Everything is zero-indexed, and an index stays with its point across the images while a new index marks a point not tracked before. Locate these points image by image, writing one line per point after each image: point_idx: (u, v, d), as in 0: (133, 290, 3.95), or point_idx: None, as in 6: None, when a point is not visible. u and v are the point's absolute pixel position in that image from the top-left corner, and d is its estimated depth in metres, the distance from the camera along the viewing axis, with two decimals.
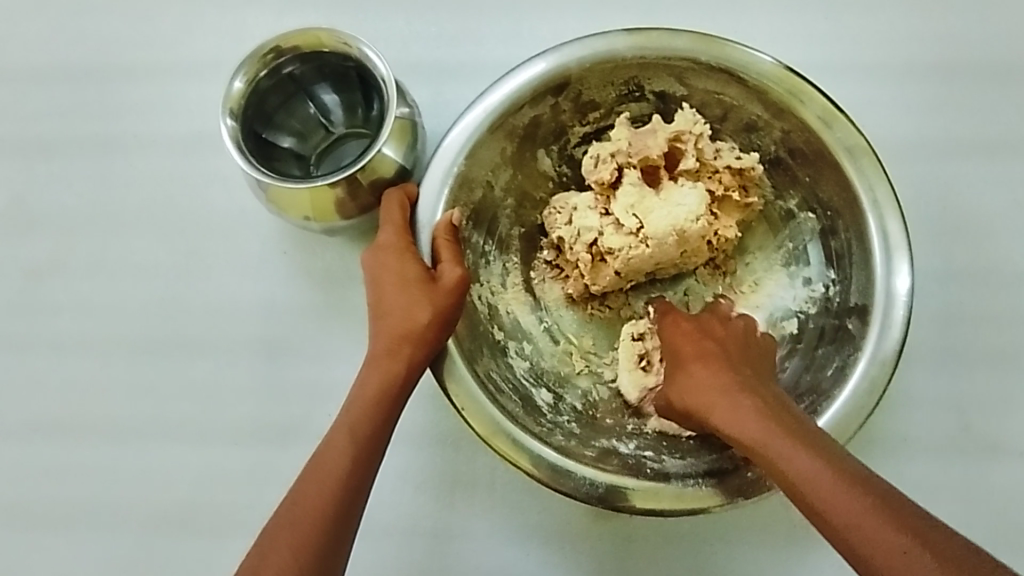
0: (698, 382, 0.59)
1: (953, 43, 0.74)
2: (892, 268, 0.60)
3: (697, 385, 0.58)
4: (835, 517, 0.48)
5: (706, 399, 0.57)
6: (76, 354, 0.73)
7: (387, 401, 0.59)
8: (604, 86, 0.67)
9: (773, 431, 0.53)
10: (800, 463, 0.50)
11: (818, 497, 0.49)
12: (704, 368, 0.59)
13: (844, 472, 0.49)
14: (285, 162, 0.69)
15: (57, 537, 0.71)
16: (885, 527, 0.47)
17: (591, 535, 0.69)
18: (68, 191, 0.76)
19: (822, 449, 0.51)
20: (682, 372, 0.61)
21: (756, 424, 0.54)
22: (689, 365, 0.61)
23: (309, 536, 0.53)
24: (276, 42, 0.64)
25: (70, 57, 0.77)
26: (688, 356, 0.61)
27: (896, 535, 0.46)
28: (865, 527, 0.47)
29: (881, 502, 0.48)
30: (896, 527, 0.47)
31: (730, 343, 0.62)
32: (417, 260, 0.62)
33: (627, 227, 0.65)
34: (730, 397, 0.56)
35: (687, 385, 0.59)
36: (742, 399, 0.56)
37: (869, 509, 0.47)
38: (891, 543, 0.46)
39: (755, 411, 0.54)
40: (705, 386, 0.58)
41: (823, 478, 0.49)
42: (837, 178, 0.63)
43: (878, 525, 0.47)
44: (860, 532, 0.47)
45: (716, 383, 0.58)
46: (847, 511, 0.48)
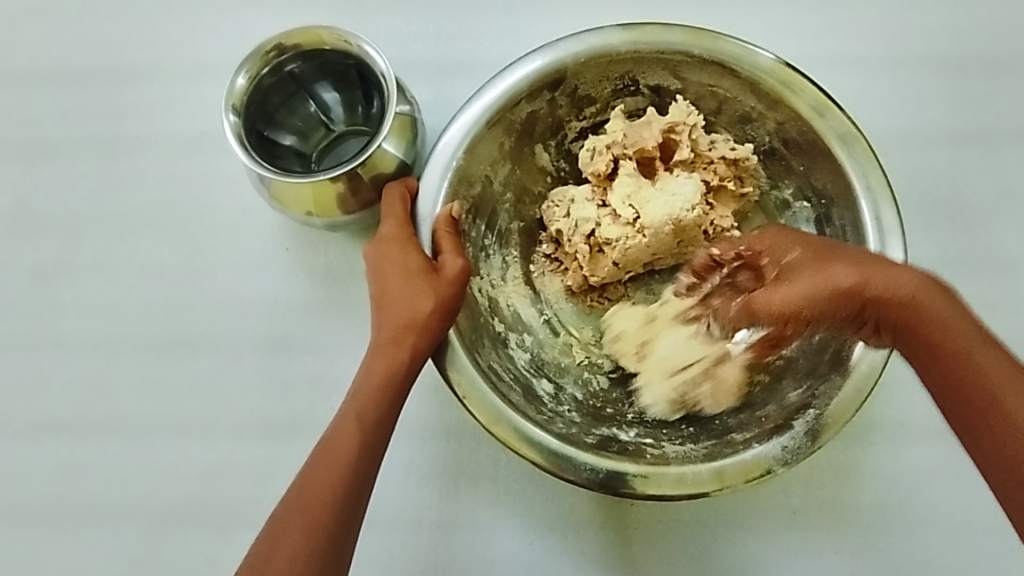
0: (876, 264, 0.55)
1: (943, 35, 0.76)
2: (887, 257, 0.61)
3: (877, 268, 0.55)
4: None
5: (893, 281, 0.54)
6: (82, 352, 0.74)
7: (391, 389, 0.59)
8: (600, 81, 0.68)
9: (974, 334, 0.52)
10: (1005, 371, 0.50)
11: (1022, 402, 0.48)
12: (874, 256, 0.56)
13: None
14: (287, 160, 0.70)
15: (63, 534, 0.72)
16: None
17: (595, 523, 0.69)
18: (72, 192, 0.77)
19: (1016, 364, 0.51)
20: (850, 254, 0.56)
21: (956, 320, 0.52)
22: (854, 252, 0.56)
23: (317, 519, 0.54)
24: (278, 40, 0.65)
25: (73, 61, 0.78)
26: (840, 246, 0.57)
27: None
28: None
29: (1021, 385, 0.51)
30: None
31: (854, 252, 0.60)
32: (418, 251, 0.63)
33: (624, 218, 0.66)
34: (920, 290, 0.54)
35: (857, 266, 0.55)
36: (925, 292, 0.54)
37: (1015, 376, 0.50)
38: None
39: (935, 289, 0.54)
40: (885, 269, 0.54)
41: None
42: (832, 167, 0.64)
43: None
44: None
45: (900, 271, 0.54)
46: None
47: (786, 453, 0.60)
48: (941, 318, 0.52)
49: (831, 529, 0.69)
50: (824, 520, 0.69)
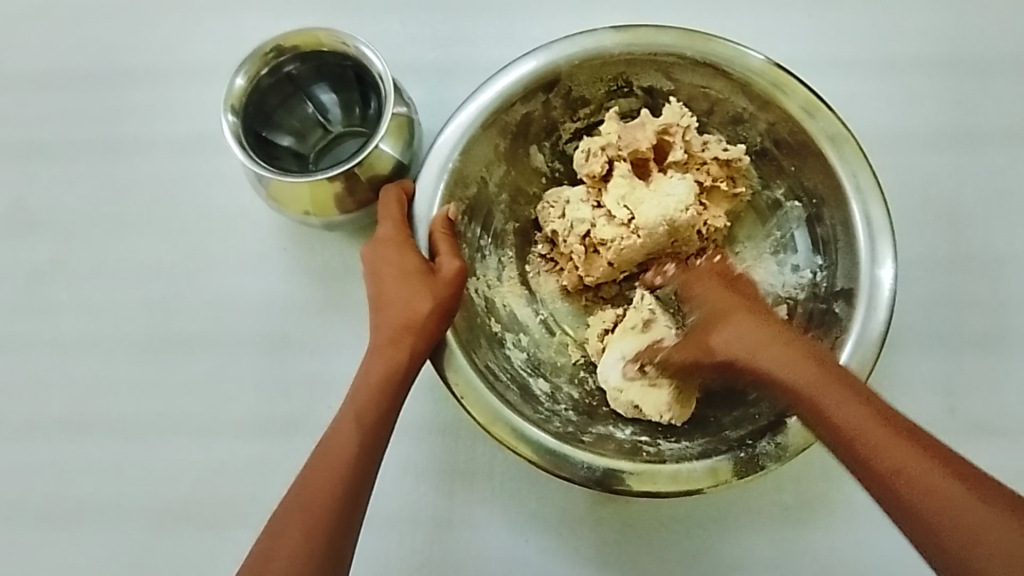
0: (753, 333, 0.58)
1: (931, 38, 0.77)
2: (877, 254, 0.62)
3: (755, 339, 0.58)
4: (917, 482, 0.49)
5: (768, 353, 0.57)
6: (79, 352, 0.74)
7: (389, 389, 0.60)
8: (594, 82, 0.69)
9: (851, 393, 0.53)
10: (874, 427, 0.51)
11: (894, 458, 0.50)
12: (756, 322, 0.59)
13: (911, 434, 0.51)
14: (285, 160, 0.71)
15: (60, 533, 0.72)
16: (919, 462, 0.49)
17: (590, 520, 0.70)
18: (70, 192, 0.77)
19: (903, 429, 0.51)
20: (733, 323, 0.59)
21: (826, 384, 0.54)
22: (738, 321, 0.59)
23: (317, 519, 0.54)
24: (277, 41, 0.66)
25: (71, 63, 0.79)
26: (730, 310, 0.61)
27: (929, 475, 0.49)
28: (944, 494, 0.48)
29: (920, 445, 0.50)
30: (927, 467, 0.49)
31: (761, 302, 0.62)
32: (415, 253, 0.63)
33: (618, 218, 0.67)
34: (801, 357, 0.56)
35: (735, 336, 0.58)
36: (802, 356, 0.56)
37: (900, 443, 0.50)
38: (928, 480, 0.49)
39: (810, 360, 0.55)
40: (760, 340, 0.57)
41: (899, 444, 0.50)
42: (822, 167, 0.65)
43: (954, 494, 0.48)
44: (941, 504, 0.48)
45: (778, 340, 0.57)
46: (930, 479, 0.49)
47: (779, 448, 0.61)
48: (826, 399, 0.53)
49: (823, 525, 0.70)
50: (816, 516, 0.70)
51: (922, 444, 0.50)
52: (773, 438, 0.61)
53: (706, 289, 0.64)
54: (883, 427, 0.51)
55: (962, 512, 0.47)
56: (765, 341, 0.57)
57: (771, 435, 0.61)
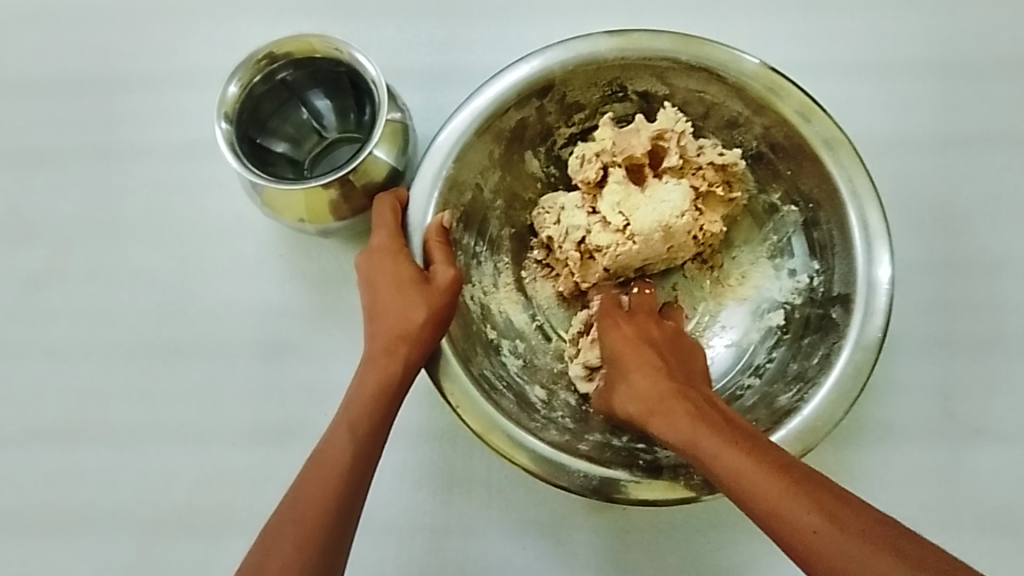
0: (645, 385, 0.58)
1: (927, 40, 0.77)
2: (874, 258, 0.61)
3: (647, 390, 0.58)
4: (792, 524, 0.47)
5: (657, 404, 0.57)
6: (75, 359, 0.74)
7: (384, 399, 0.60)
8: (588, 87, 0.69)
9: (731, 439, 0.52)
10: (749, 471, 0.50)
11: (767, 500, 0.49)
12: (649, 372, 0.59)
13: (786, 472, 0.50)
14: (279, 167, 0.71)
15: (56, 542, 0.72)
16: (798, 505, 0.48)
17: (587, 526, 0.70)
18: (65, 200, 0.77)
19: (782, 470, 0.50)
20: (630, 375, 0.60)
21: (707, 432, 0.53)
22: (635, 373, 0.60)
23: (311, 532, 0.54)
24: (269, 48, 0.65)
25: (66, 70, 0.79)
26: (629, 362, 0.61)
27: (808, 515, 0.47)
28: (823, 533, 0.46)
29: (802, 485, 0.49)
30: (807, 507, 0.47)
31: (664, 348, 0.63)
32: (410, 262, 0.63)
33: (614, 224, 0.67)
34: (687, 407, 0.56)
35: (629, 394, 0.59)
36: (686, 405, 0.56)
37: (778, 485, 0.49)
38: (808, 523, 0.47)
39: (691, 414, 0.55)
40: (653, 393, 0.58)
41: (773, 485, 0.49)
42: (818, 171, 0.64)
43: (828, 533, 0.46)
44: (818, 545, 0.46)
45: (669, 392, 0.57)
46: (803, 521, 0.47)
47: None
48: (707, 453, 0.52)
49: None
50: None
51: (797, 481, 0.49)
52: None
53: (615, 337, 0.64)
54: (757, 469, 0.50)
55: (834, 550, 0.46)
56: (653, 397, 0.57)
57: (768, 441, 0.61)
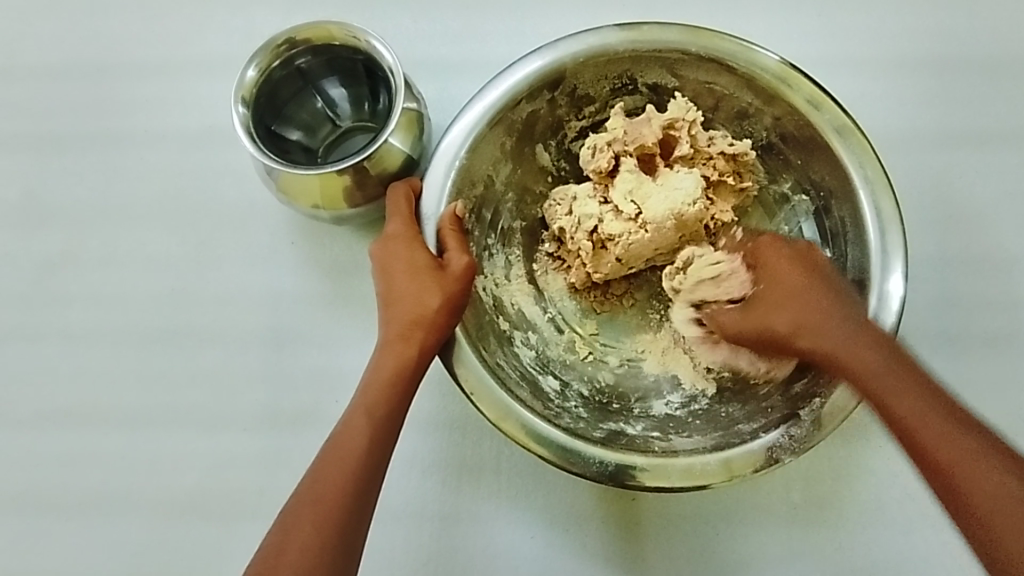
0: (816, 309, 0.60)
1: (941, 39, 0.78)
2: (886, 246, 0.62)
3: (814, 316, 0.60)
4: (941, 447, 0.52)
5: (823, 330, 0.59)
6: (86, 343, 0.74)
7: (400, 384, 0.59)
8: (599, 80, 0.70)
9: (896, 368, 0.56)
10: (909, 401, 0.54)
11: (912, 421, 0.54)
12: (818, 295, 0.60)
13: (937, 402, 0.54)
14: (295, 153, 0.71)
15: (64, 524, 0.72)
16: (943, 431, 0.53)
17: (597, 517, 0.69)
18: (80, 184, 0.77)
19: (933, 399, 0.54)
20: (794, 298, 0.61)
21: (869, 359, 0.57)
22: (799, 299, 0.61)
23: (329, 514, 0.54)
24: (289, 34, 0.66)
25: (83, 56, 0.80)
26: (794, 285, 0.62)
27: (949, 438, 0.52)
28: (961, 455, 0.52)
29: (949, 414, 0.54)
30: (949, 432, 0.53)
31: (830, 270, 0.62)
32: (424, 248, 0.63)
33: (626, 213, 0.67)
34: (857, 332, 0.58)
35: (794, 317, 0.61)
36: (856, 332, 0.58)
37: (926, 413, 0.54)
38: (949, 444, 0.52)
39: (857, 340, 0.58)
40: (821, 318, 0.59)
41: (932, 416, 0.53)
42: (829, 159, 0.65)
43: (967, 456, 0.52)
44: (957, 463, 0.52)
45: (838, 321, 0.59)
46: (955, 448, 0.52)
47: (793, 441, 0.60)
48: (866, 372, 0.56)
49: (833, 524, 0.69)
50: (826, 515, 0.69)
51: (952, 415, 0.54)
52: (787, 431, 0.60)
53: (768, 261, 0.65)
54: (917, 397, 0.54)
55: (966, 470, 0.51)
56: (823, 322, 0.59)
57: (785, 427, 0.61)
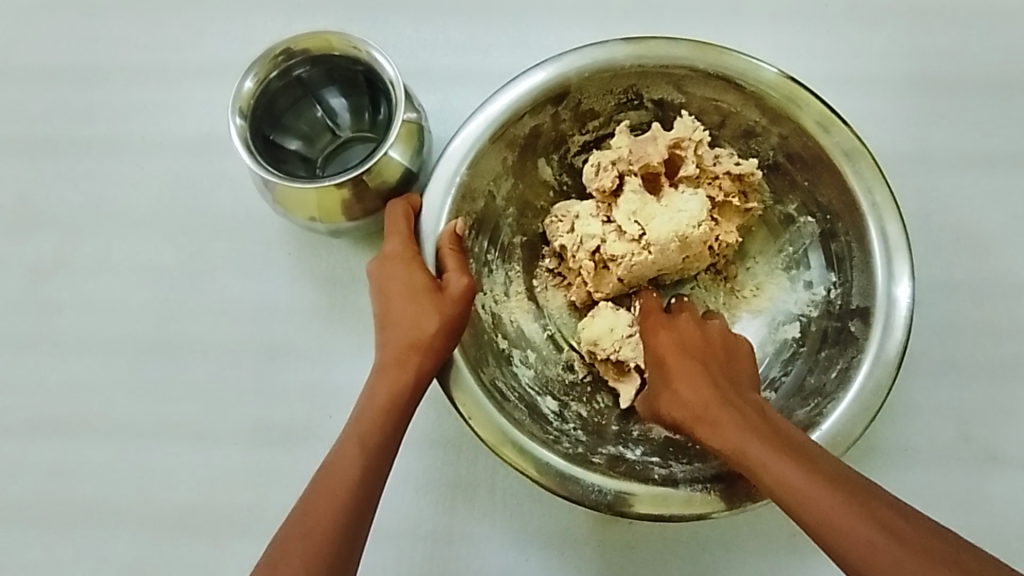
0: (684, 392, 0.58)
1: (952, 58, 0.76)
2: (893, 274, 0.61)
3: (687, 388, 0.58)
4: (816, 510, 0.49)
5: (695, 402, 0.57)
6: (78, 352, 0.73)
7: (396, 410, 0.58)
8: (603, 95, 0.68)
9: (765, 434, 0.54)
10: (795, 477, 0.51)
11: (778, 476, 0.51)
12: (691, 369, 0.60)
13: (799, 455, 0.52)
14: (292, 164, 0.70)
15: (52, 536, 0.70)
16: (808, 484, 0.50)
17: (592, 540, 0.68)
18: (74, 190, 0.76)
19: (793, 453, 0.52)
20: (671, 384, 0.60)
21: (735, 421, 0.55)
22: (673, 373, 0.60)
23: (319, 545, 0.53)
24: (287, 44, 0.65)
25: (79, 59, 0.78)
26: (670, 364, 0.61)
27: (811, 487, 0.50)
28: (828, 505, 0.49)
29: (810, 465, 0.51)
30: (810, 481, 0.50)
31: (711, 347, 0.62)
32: (423, 269, 0.62)
33: (629, 234, 0.65)
34: (725, 409, 0.56)
35: (672, 393, 0.59)
36: (730, 413, 0.56)
37: (789, 466, 0.51)
38: (813, 495, 0.50)
39: (726, 407, 0.56)
40: (692, 388, 0.58)
41: (808, 478, 0.50)
42: (837, 182, 0.64)
43: (833, 504, 0.49)
44: (827, 515, 0.49)
45: (707, 389, 0.58)
46: (833, 507, 0.49)
47: None
48: (731, 436, 0.54)
49: None
50: None
51: (824, 475, 0.51)
52: None
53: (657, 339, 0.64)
54: (785, 463, 0.52)
55: (836, 518, 0.49)
56: (692, 391, 0.58)
57: None
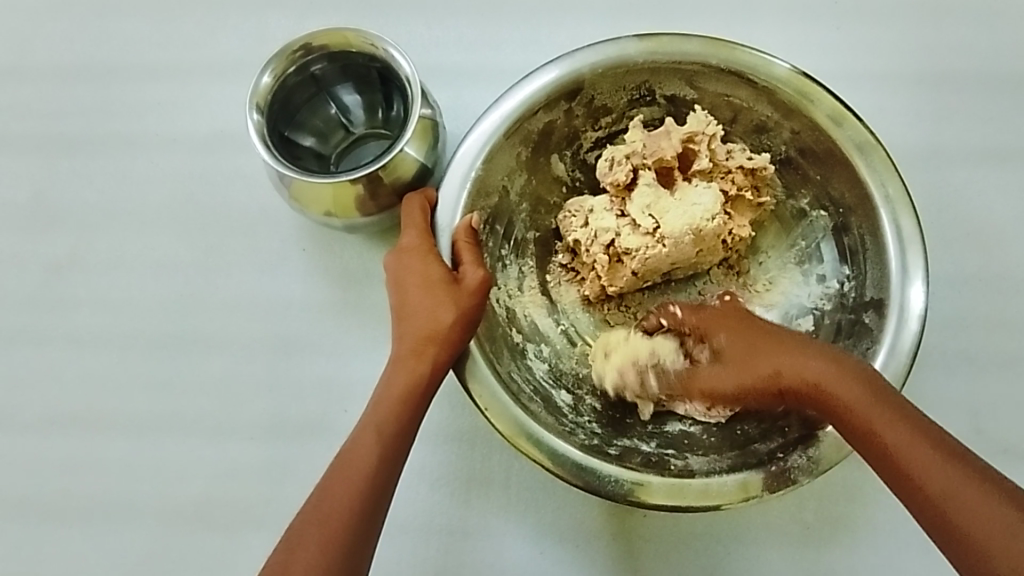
0: (784, 361, 0.58)
1: (961, 54, 0.77)
2: (907, 265, 0.61)
3: (780, 356, 0.59)
4: (929, 474, 0.50)
5: (794, 369, 0.57)
6: (93, 347, 0.74)
7: (411, 401, 0.59)
8: (616, 90, 0.68)
9: (875, 395, 0.54)
10: (907, 439, 0.51)
11: (888, 438, 0.52)
12: (783, 338, 0.60)
13: (908, 418, 0.53)
14: (307, 160, 0.70)
15: (68, 531, 0.71)
16: (920, 447, 0.51)
17: (607, 532, 0.68)
18: (88, 187, 0.77)
19: (906, 415, 0.53)
20: (762, 351, 0.60)
21: (846, 382, 0.55)
22: (764, 343, 0.60)
23: (335, 533, 0.53)
24: (305, 40, 0.65)
25: (94, 57, 0.79)
26: (760, 334, 0.61)
27: (922, 451, 0.51)
28: (940, 469, 0.50)
29: (921, 427, 0.52)
30: (922, 445, 0.51)
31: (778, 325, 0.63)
32: (438, 261, 0.62)
33: (644, 227, 0.66)
34: (832, 372, 0.56)
35: (773, 360, 0.59)
36: (840, 377, 0.55)
37: (902, 429, 0.52)
38: (923, 457, 0.51)
39: (832, 366, 0.56)
40: (792, 357, 0.58)
41: (919, 441, 0.51)
42: (850, 176, 0.64)
43: (943, 468, 0.50)
44: (937, 478, 0.50)
45: (803, 355, 0.58)
46: (943, 471, 0.50)
47: (811, 462, 0.59)
48: (842, 397, 0.54)
49: (844, 545, 0.68)
50: (836, 536, 0.68)
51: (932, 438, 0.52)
52: (804, 452, 0.59)
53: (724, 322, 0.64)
54: (897, 425, 0.52)
55: (947, 483, 0.50)
56: (794, 359, 0.58)
57: (803, 448, 0.60)
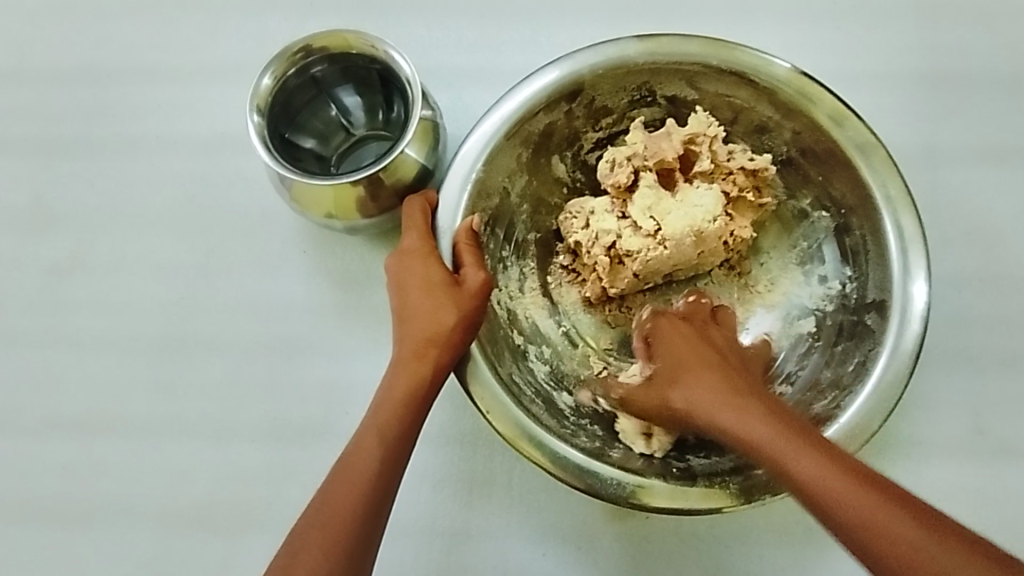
0: (699, 385, 0.56)
1: (961, 53, 0.77)
2: (909, 265, 0.61)
3: (697, 378, 0.57)
4: (843, 506, 0.46)
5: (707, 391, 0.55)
6: (94, 350, 0.74)
7: (414, 403, 0.59)
8: (617, 91, 0.68)
9: (786, 427, 0.51)
10: (812, 467, 0.48)
11: (799, 471, 0.48)
12: (703, 360, 0.58)
13: (824, 448, 0.49)
14: (307, 162, 0.70)
15: (70, 534, 0.71)
16: (828, 475, 0.47)
17: (609, 533, 0.68)
18: (89, 190, 0.76)
19: (823, 447, 0.49)
20: (683, 373, 0.57)
21: (753, 414, 0.52)
22: (685, 364, 0.58)
23: (338, 536, 0.53)
24: (305, 42, 0.65)
25: (93, 60, 0.79)
26: (680, 358, 0.59)
27: (835, 481, 0.47)
28: (856, 500, 0.46)
29: (835, 459, 0.48)
30: (832, 473, 0.47)
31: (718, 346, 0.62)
32: (440, 263, 0.62)
33: (645, 229, 0.66)
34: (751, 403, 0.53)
35: (689, 385, 0.56)
36: (752, 403, 0.53)
37: (810, 460, 0.48)
38: (836, 486, 0.47)
39: (743, 393, 0.54)
40: (707, 379, 0.56)
41: (831, 471, 0.47)
42: (851, 176, 0.64)
43: (860, 499, 0.46)
44: (860, 510, 0.45)
45: (718, 379, 0.56)
46: (858, 500, 0.46)
47: None
48: (745, 429, 0.51)
49: (846, 545, 0.68)
50: None
51: (842, 467, 0.48)
52: None
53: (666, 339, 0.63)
54: (805, 456, 0.49)
55: (870, 515, 0.45)
56: (708, 382, 0.56)
57: None
